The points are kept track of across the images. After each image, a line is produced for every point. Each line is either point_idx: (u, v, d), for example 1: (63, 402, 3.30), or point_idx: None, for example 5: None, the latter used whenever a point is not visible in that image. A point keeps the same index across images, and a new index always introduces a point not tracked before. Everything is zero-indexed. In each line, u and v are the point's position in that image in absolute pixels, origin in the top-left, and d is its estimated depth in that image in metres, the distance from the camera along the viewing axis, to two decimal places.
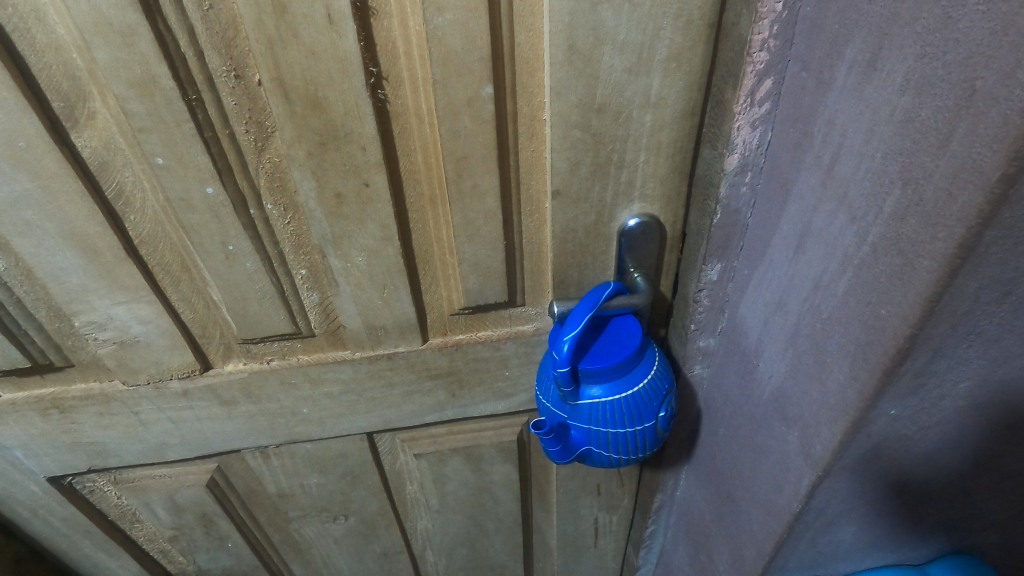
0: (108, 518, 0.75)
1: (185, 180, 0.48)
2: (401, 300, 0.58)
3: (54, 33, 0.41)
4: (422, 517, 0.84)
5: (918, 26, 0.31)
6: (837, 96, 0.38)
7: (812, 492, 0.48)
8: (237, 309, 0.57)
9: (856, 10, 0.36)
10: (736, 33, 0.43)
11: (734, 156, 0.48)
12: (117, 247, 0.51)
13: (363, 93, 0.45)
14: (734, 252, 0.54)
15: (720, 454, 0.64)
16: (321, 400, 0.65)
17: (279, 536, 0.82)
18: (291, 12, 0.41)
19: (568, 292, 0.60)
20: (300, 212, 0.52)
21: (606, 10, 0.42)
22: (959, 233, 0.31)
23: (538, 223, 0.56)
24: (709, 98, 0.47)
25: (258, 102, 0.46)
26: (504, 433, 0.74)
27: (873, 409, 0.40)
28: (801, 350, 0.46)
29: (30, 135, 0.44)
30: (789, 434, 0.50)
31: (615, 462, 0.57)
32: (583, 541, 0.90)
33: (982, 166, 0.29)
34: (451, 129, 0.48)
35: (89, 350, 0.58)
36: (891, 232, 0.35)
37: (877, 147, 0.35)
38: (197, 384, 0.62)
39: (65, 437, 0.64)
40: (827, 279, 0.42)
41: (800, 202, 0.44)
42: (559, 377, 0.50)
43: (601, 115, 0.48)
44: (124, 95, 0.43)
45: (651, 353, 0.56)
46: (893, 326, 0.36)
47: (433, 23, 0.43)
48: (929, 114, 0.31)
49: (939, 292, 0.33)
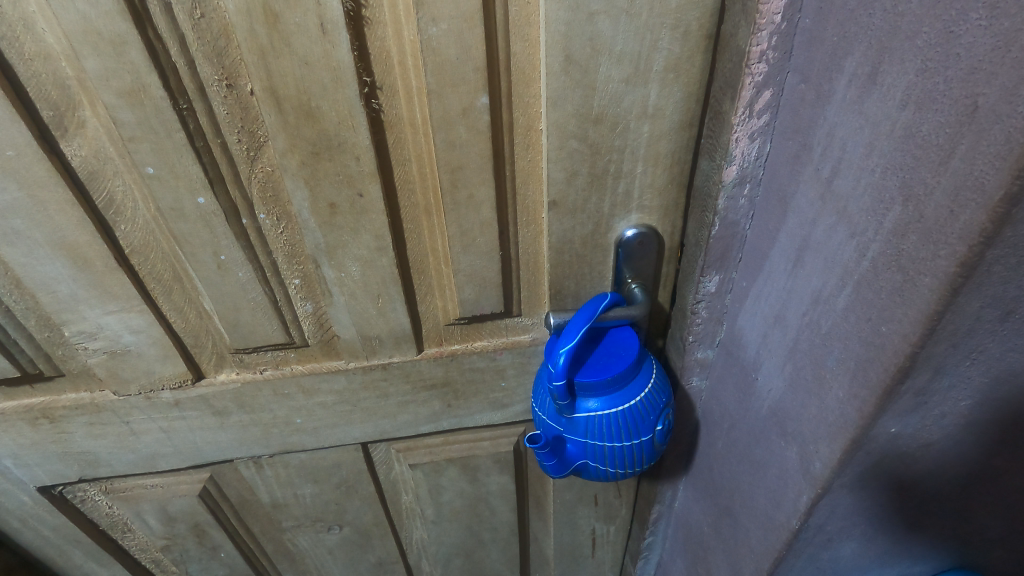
0: (99, 528, 0.74)
1: (176, 189, 0.47)
2: (396, 310, 0.58)
3: (43, 42, 0.41)
4: (418, 527, 0.83)
5: (919, 40, 0.31)
6: (836, 110, 0.38)
7: (812, 508, 0.47)
8: (230, 318, 0.56)
9: (855, 23, 0.35)
10: (735, 44, 0.42)
11: (733, 168, 0.47)
12: (107, 256, 0.51)
13: (357, 103, 0.45)
14: (733, 263, 0.53)
15: (719, 466, 0.64)
16: (315, 410, 0.65)
17: (273, 546, 0.81)
18: (283, 21, 0.40)
19: (565, 302, 0.59)
20: (293, 222, 0.51)
21: (603, 21, 0.42)
22: (962, 251, 0.30)
23: (534, 233, 0.55)
24: (707, 109, 0.47)
25: (251, 111, 0.45)
26: (500, 443, 0.74)
27: (874, 426, 0.40)
28: (800, 365, 0.46)
29: (19, 144, 0.44)
30: (788, 449, 0.49)
31: (612, 475, 0.56)
32: (580, 552, 0.89)
33: (985, 185, 0.28)
34: (446, 140, 0.47)
35: (79, 359, 0.58)
36: (892, 248, 0.35)
37: (878, 161, 0.35)
38: (189, 394, 0.61)
39: (55, 447, 0.63)
40: (827, 294, 0.41)
41: (799, 215, 0.44)
42: (554, 390, 0.50)
43: (598, 126, 0.47)
44: (115, 104, 0.42)
45: (649, 365, 0.55)
46: (894, 344, 0.36)
47: (428, 33, 0.42)
48: (931, 130, 0.31)
49: (941, 311, 0.32)
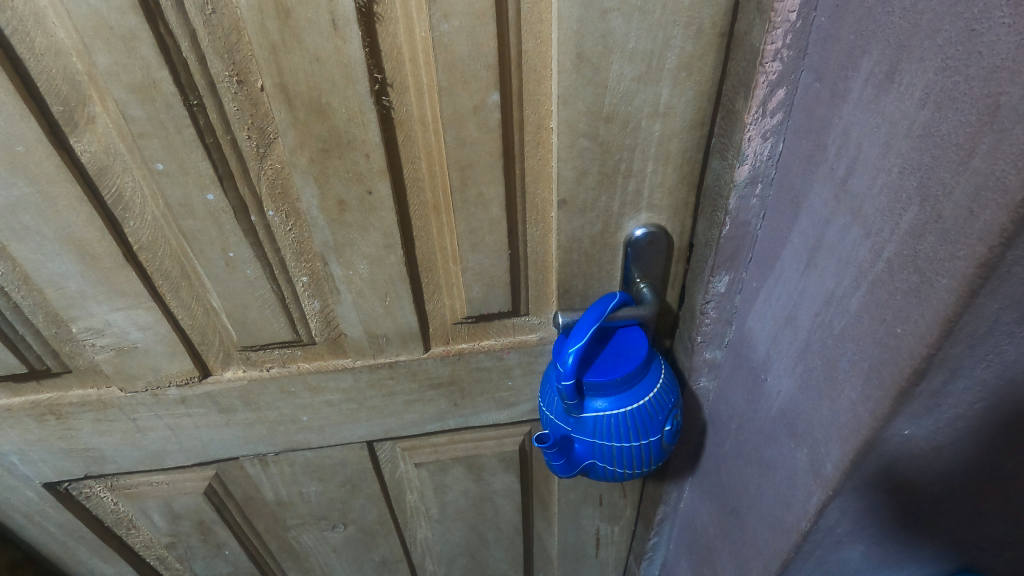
0: (104, 524, 0.74)
1: (185, 186, 0.47)
2: (403, 309, 0.57)
3: (54, 37, 0.41)
4: (422, 525, 0.83)
5: (939, 38, 0.30)
6: (852, 109, 0.38)
7: (822, 510, 0.47)
8: (237, 316, 0.56)
9: (873, 21, 0.35)
10: (749, 42, 0.42)
11: (745, 167, 0.47)
12: (115, 252, 0.51)
13: (367, 99, 0.44)
14: (743, 264, 0.53)
15: (726, 467, 0.63)
16: (321, 408, 0.64)
17: (277, 544, 0.81)
18: (294, 17, 0.40)
19: (573, 302, 0.59)
20: (301, 219, 0.51)
21: (616, 18, 0.42)
22: (981, 252, 0.30)
23: (543, 232, 0.55)
24: (719, 108, 0.47)
25: (261, 107, 0.45)
26: (505, 443, 0.73)
27: (887, 429, 0.39)
28: (811, 366, 0.46)
29: (28, 139, 0.44)
30: (798, 450, 0.49)
31: (619, 476, 0.56)
32: (584, 552, 0.89)
33: (1006, 185, 0.28)
34: (456, 137, 0.47)
35: (86, 356, 0.58)
36: (909, 248, 0.34)
37: (894, 161, 0.35)
38: (195, 391, 0.61)
39: (61, 443, 0.63)
40: (840, 295, 0.41)
41: (812, 216, 0.43)
42: (563, 390, 0.49)
43: (609, 124, 0.47)
44: (125, 100, 0.42)
45: (657, 365, 0.55)
46: (910, 345, 0.35)
47: (440, 30, 0.42)
48: (950, 130, 0.31)
49: (959, 312, 0.32)
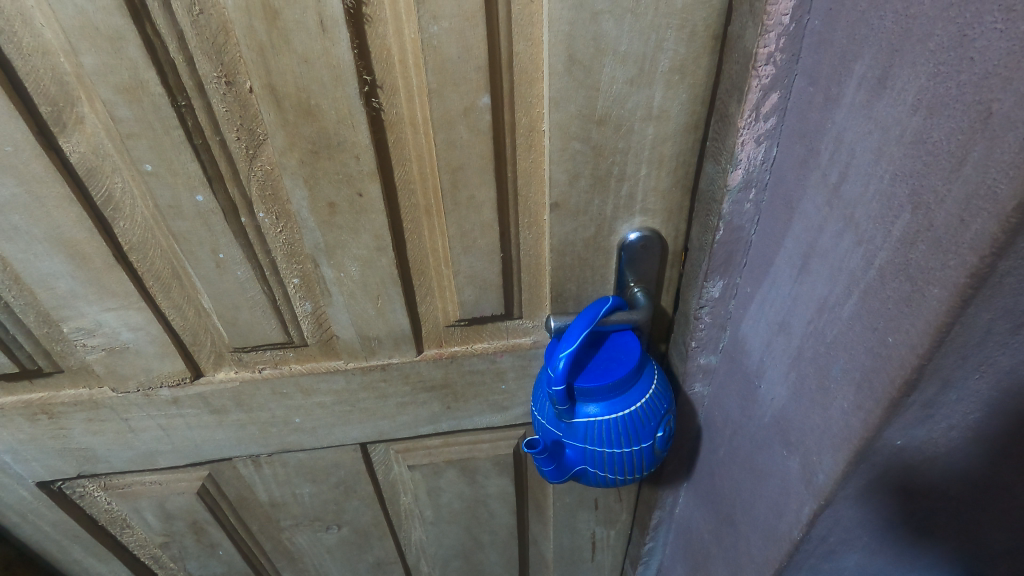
0: (98, 523, 0.74)
1: (174, 187, 0.47)
2: (395, 311, 0.57)
3: (41, 37, 0.40)
4: (417, 528, 0.83)
5: (930, 43, 0.30)
6: (845, 113, 0.37)
7: (814, 520, 0.46)
8: (227, 317, 0.56)
9: (865, 25, 0.34)
10: (741, 46, 0.41)
11: (739, 172, 0.46)
12: (105, 252, 0.50)
13: (357, 101, 0.44)
14: (736, 269, 0.52)
15: (720, 474, 0.63)
16: (313, 410, 0.64)
17: (271, 544, 0.81)
18: (282, 18, 0.40)
19: (566, 306, 0.58)
20: (292, 221, 0.51)
21: (607, 21, 0.41)
22: (973, 262, 0.29)
23: (536, 235, 0.55)
24: (713, 111, 0.46)
25: (249, 109, 0.45)
26: (500, 446, 0.73)
27: (878, 438, 0.39)
28: (804, 373, 0.45)
29: (17, 139, 0.44)
30: (791, 458, 0.48)
31: (611, 482, 0.55)
32: (580, 555, 0.88)
33: (997, 194, 0.27)
34: (447, 140, 0.47)
35: (78, 356, 0.57)
36: (900, 256, 0.34)
37: (887, 168, 0.34)
38: (187, 392, 0.61)
39: (54, 443, 0.63)
40: (832, 302, 0.40)
41: (804, 221, 0.43)
42: (553, 394, 0.49)
43: (601, 127, 0.46)
44: (113, 101, 0.42)
45: (650, 370, 0.55)
46: (901, 355, 0.35)
47: (429, 31, 0.42)
48: (942, 137, 0.30)
49: (950, 322, 0.31)
